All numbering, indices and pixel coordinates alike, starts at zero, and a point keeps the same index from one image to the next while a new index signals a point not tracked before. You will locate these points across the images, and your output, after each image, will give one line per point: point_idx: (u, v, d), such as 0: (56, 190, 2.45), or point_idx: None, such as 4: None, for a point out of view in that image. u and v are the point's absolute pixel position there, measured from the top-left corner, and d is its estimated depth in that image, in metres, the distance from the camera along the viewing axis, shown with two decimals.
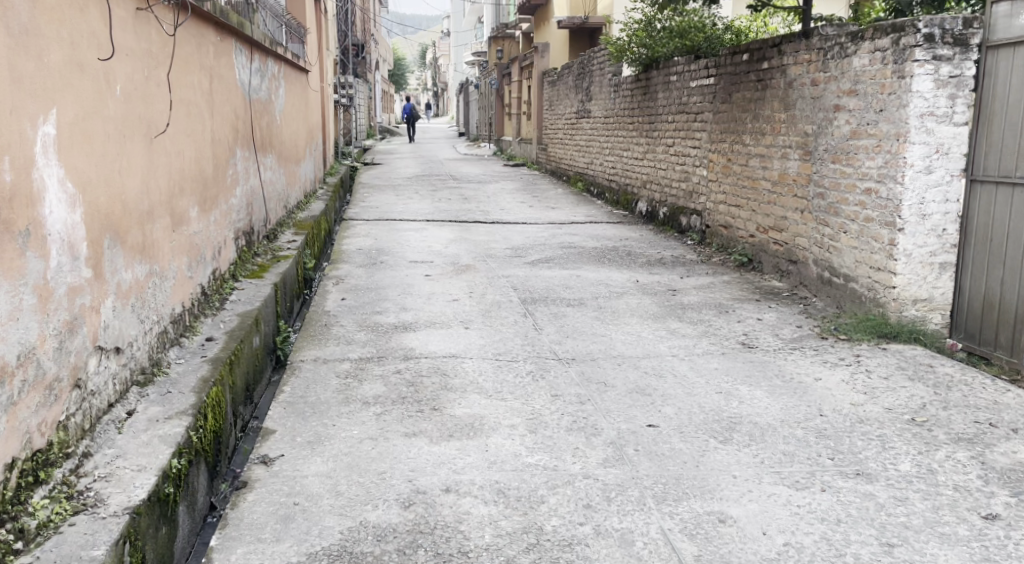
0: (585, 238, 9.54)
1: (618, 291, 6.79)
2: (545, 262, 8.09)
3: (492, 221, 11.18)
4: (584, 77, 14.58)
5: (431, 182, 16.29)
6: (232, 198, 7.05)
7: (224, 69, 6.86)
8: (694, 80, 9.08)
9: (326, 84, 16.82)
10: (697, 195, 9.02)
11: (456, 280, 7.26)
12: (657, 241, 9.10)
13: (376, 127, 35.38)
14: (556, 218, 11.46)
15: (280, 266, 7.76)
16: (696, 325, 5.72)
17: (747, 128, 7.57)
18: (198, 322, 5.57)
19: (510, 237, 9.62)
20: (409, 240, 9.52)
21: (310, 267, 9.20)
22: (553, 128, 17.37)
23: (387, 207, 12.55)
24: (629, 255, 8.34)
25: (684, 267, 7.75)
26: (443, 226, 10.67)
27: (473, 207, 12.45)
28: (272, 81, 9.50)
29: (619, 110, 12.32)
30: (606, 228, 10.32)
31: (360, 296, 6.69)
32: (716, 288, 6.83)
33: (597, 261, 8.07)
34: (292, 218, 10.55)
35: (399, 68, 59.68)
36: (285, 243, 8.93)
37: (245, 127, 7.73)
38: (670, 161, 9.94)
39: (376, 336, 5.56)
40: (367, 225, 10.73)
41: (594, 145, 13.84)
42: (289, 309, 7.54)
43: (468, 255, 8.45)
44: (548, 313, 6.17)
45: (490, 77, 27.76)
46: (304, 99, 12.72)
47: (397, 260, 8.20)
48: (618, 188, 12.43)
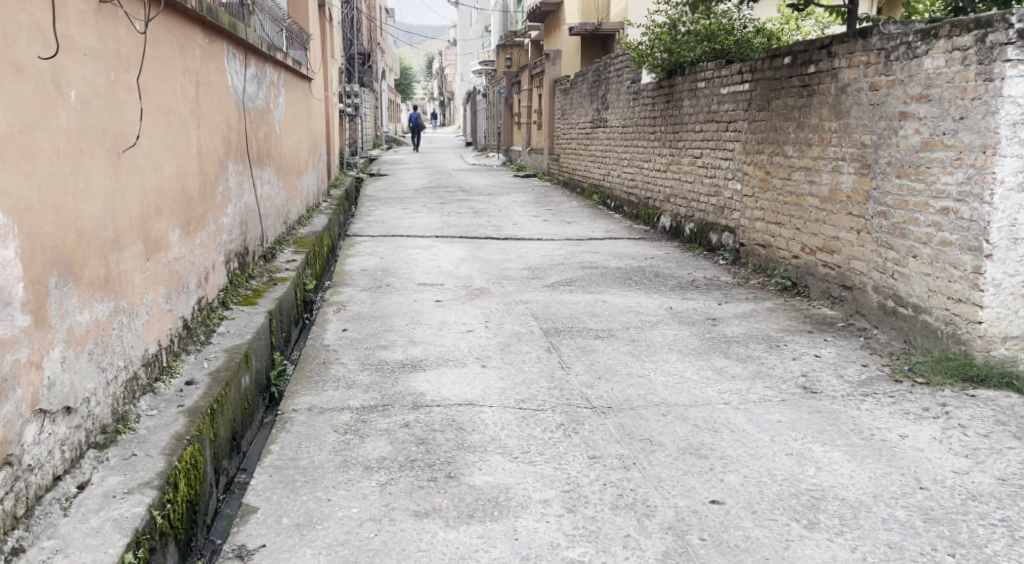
0: (607, 256, 8.83)
1: (650, 320, 6.09)
2: (566, 285, 7.40)
3: (505, 237, 10.49)
4: (600, 85, 13.92)
5: (438, 194, 15.59)
6: (223, 218, 6.36)
7: (214, 75, 6.20)
8: (725, 86, 8.41)
9: (330, 94, 16.17)
10: (729, 211, 8.32)
11: (470, 306, 6.57)
12: (686, 260, 8.41)
13: (382, 137, 34.69)
14: (574, 233, 10.77)
15: (276, 290, 7.07)
16: (746, 363, 5.02)
17: (789, 138, 6.89)
18: (178, 363, 4.89)
19: (526, 256, 8.92)
20: (418, 259, 8.83)
21: (312, 289, 8.53)
22: (566, 138, 16.69)
23: (393, 222, 11.87)
24: (657, 277, 7.64)
25: (720, 291, 7.04)
26: (453, 243, 9.98)
27: (484, 221, 11.76)
28: (271, 88, 8.85)
29: (639, 119, 11.64)
30: (629, 245, 9.62)
31: (364, 326, 6.00)
32: (760, 316, 6.13)
33: (624, 284, 7.37)
34: (293, 235, 9.87)
35: (406, 78, 59.17)
36: (284, 263, 8.26)
37: (239, 138, 7.07)
38: (698, 174, 9.25)
39: (382, 376, 4.88)
40: (372, 242, 10.05)
41: (611, 156, 13.14)
42: (286, 337, 6.86)
43: (482, 277, 7.76)
44: (575, 347, 5.48)
45: (498, 86, 27.08)
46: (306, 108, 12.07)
47: (405, 283, 7.51)
48: (638, 201, 11.74)
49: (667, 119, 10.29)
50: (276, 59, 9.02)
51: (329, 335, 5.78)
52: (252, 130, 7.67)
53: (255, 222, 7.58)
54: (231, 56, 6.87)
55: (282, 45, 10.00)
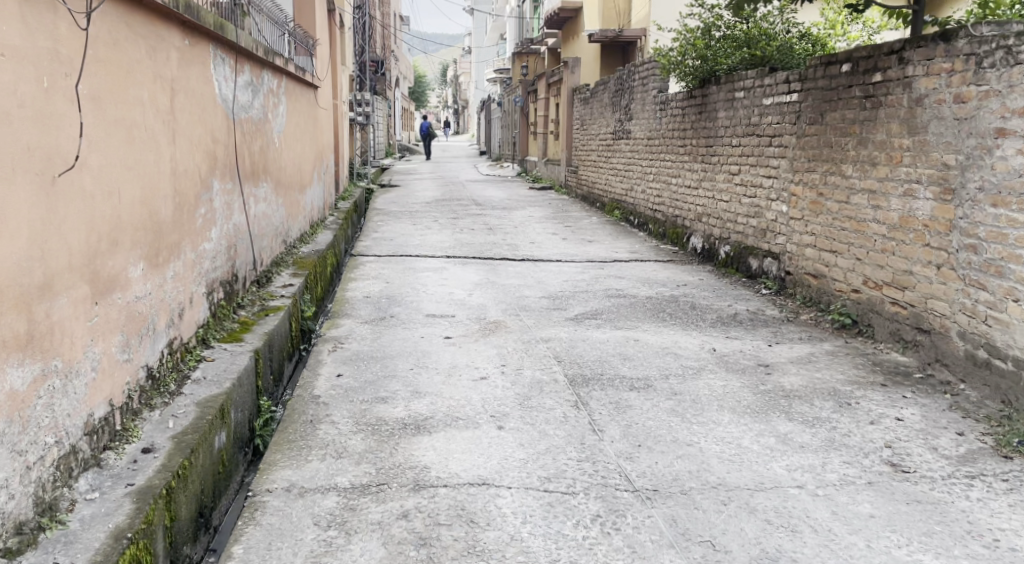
0: (636, 283, 8.03)
1: (692, 366, 5.30)
2: (592, 318, 6.60)
3: (522, 258, 9.70)
4: (623, 94, 13.12)
5: (451, 208, 14.82)
6: (206, 243, 5.56)
7: (198, 81, 5.41)
8: (768, 97, 7.61)
9: (339, 103, 15.43)
10: (773, 234, 7.52)
11: (483, 345, 5.77)
12: (725, 289, 7.63)
13: (394, 146, 33.94)
14: (596, 254, 9.97)
15: (267, 323, 6.26)
16: (814, 427, 4.22)
17: (850, 156, 6.12)
18: (138, 423, 4.10)
19: (546, 281, 8.13)
20: (426, 284, 8.04)
21: (310, 316, 7.78)
22: (585, 149, 15.90)
23: (401, 239, 11.10)
24: (695, 310, 6.83)
25: (767, 328, 6.23)
26: (466, 265, 9.20)
27: (499, 239, 10.98)
28: (270, 97, 8.09)
29: (666, 131, 10.85)
30: (657, 269, 8.81)
31: (363, 370, 5.22)
32: (821, 363, 5.32)
33: (657, 318, 6.58)
34: (292, 254, 9.12)
35: (419, 85, 58.54)
36: (279, 289, 7.50)
37: (229, 152, 6.27)
38: (735, 193, 8.45)
39: (379, 439, 4.09)
40: (378, 262, 9.28)
41: (634, 169, 12.34)
42: (277, 376, 6.09)
43: (497, 307, 6.97)
44: (606, 401, 4.69)
45: (513, 94, 26.32)
46: (312, 117, 11.31)
47: (410, 314, 6.72)
48: (665, 219, 10.93)
49: (700, 131, 9.49)
50: (276, 64, 8.27)
51: (322, 381, 5.00)
52: (245, 143, 6.89)
53: (246, 245, 6.77)
54: (221, 60, 6.08)
55: (285, 51, 9.27)
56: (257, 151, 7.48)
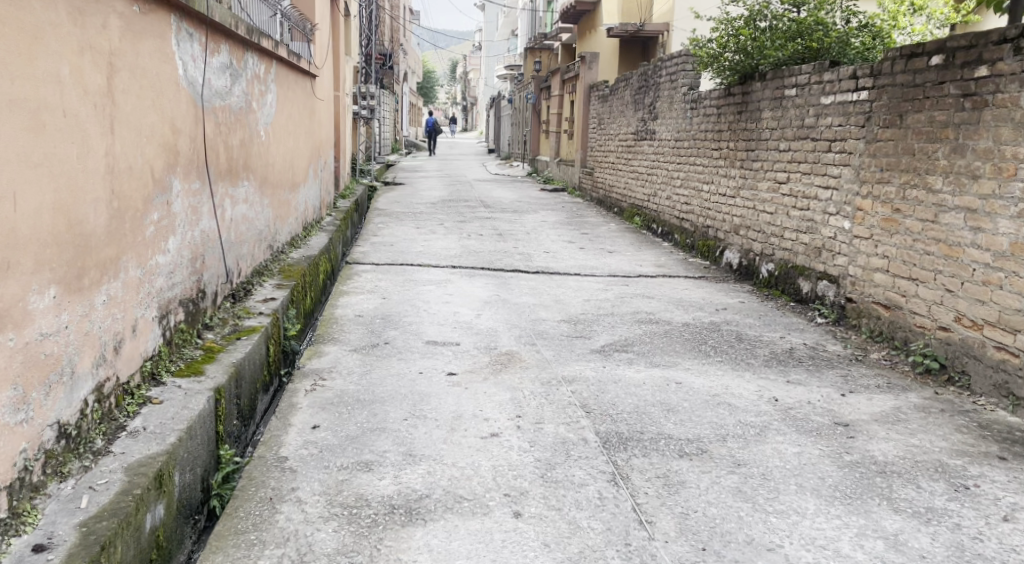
0: (668, 305, 7.03)
1: (752, 423, 4.30)
2: (621, 350, 5.61)
3: (537, 271, 8.69)
4: (647, 91, 12.10)
5: (458, 210, 13.82)
6: (160, 256, 4.55)
7: (153, 56, 4.40)
8: (829, 96, 6.62)
9: (342, 94, 14.43)
10: (832, 254, 6.53)
11: (494, 386, 4.78)
12: (772, 317, 6.64)
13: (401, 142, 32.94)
14: (619, 267, 8.97)
15: (240, 348, 5.28)
16: (931, 525, 3.29)
17: (939, 166, 5.17)
18: (38, 504, 3.12)
19: (565, 300, 7.13)
20: (429, 301, 7.04)
21: (294, 334, 6.78)
22: (602, 150, 14.90)
23: (402, 244, 10.10)
24: (742, 343, 5.84)
25: (833, 371, 5.23)
26: (473, 277, 8.20)
27: (510, 247, 9.98)
28: (256, 83, 7.07)
29: (697, 133, 9.86)
30: (689, 289, 7.80)
31: (347, 417, 4.24)
32: (912, 424, 4.32)
33: (699, 354, 5.58)
34: (278, 261, 8.12)
35: (428, 80, 57.55)
36: (259, 303, 6.50)
37: (197, 146, 5.26)
38: (783, 204, 7.46)
39: (357, 532, 3.14)
40: (374, 272, 8.29)
41: (658, 173, 11.34)
42: (248, 414, 5.10)
43: (508, 333, 5.97)
44: (653, 474, 3.70)
45: (524, 90, 25.29)
46: (309, 108, 10.28)
47: (408, 340, 5.73)
48: (693, 229, 9.92)
49: (738, 133, 8.50)
50: (265, 46, 7.26)
51: (294, 433, 4.01)
52: (221, 135, 5.90)
53: (219, 255, 5.77)
54: (189, 35, 5.08)
55: (277, 33, 8.26)
56: (238, 145, 6.45)
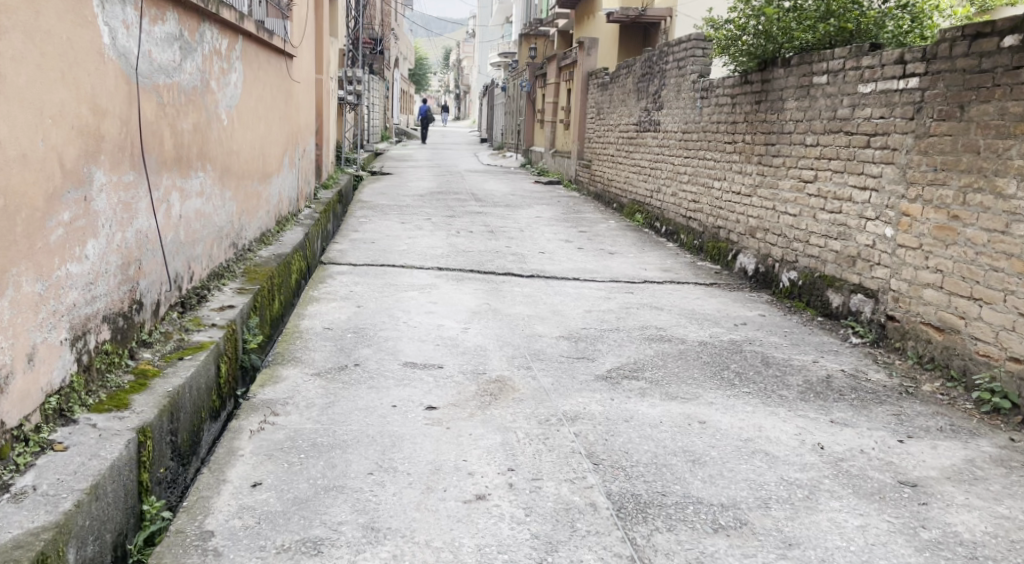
0: (680, 319, 6.22)
1: (798, 482, 3.49)
2: (631, 378, 4.80)
3: (531, 274, 7.86)
4: (651, 79, 11.28)
5: (447, 203, 12.98)
6: (72, 265, 3.74)
7: (60, 17, 3.55)
8: (869, 83, 5.81)
9: (325, 78, 13.54)
10: (870, 265, 5.73)
11: (481, 426, 3.96)
12: (800, 335, 5.83)
13: (391, 130, 31.99)
14: (622, 271, 8.15)
15: (179, 372, 4.44)
16: None
17: (1015, 165, 4.37)
18: None
19: (564, 311, 6.31)
20: (410, 309, 6.21)
21: (254, 347, 5.95)
22: (601, 141, 14.07)
23: (384, 242, 9.25)
24: (771, 370, 5.02)
25: (882, 408, 4.42)
26: (461, 282, 7.37)
27: (502, 247, 9.16)
28: (215, 59, 6.20)
29: (707, 125, 9.04)
30: (701, 299, 7.00)
31: (298, 470, 3.41)
32: (995, 486, 3.52)
33: (722, 383, 4.78)
34: (242, 261, 7.27)
35: (421, 67, 56.54)
36: (212, 312, 5.65)
37: (131, 130, 4.43)
38: (809, 206, 6.66)
39: None
40: (351, 274, 7.45)
41: (663, 167, 10.53)
42: (185, 451, 4.26)
43: (499, 354, 5.16)
44: (682, 560, 2.91)
45: (519, 79, 24.40)
46: (284, 90, 9.40)
47: (382, 362, 4.90)
48: (702, 229, 9.14)
49: (757, 126, 7.70)
50: (227, 17, 6.39)
51: (227, 494, 3.19)
52: (166, 119, 5.05)
53: (161, 259, 4.95)
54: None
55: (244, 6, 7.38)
56: (191, 129, 5.59)
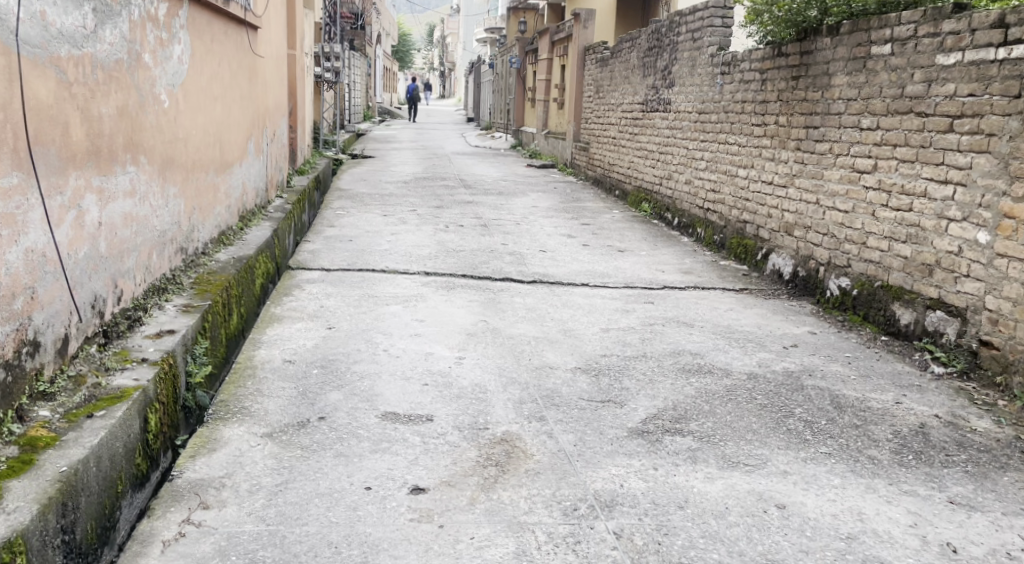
0: (717, 341, 5.17)
1: None
2: (674, 432, 3.75)
3: (533, 280, 6.79)
4: (659, 53, 10.22)
5: (434, 192, 11.88)
6: None
7: None
8: (952, 53, 4.78)
9: (299, 55, 12.41)
10: (954, 276, 4.70)
11: (487, 523, 2.91)
12: (868, 362, 4.79)
13: (374, 109, 30.73)
14: (637, 275, 7.09)
15: (83, 437, 3.36)
16: None
17: None
18: None
19: (578, 333, 5.26)
20: (392, 331, 5.15)
21: (202, 381, 4.85)
22: (600, 122, 13.01)
23: (364, 240, 8.15)
24: (848, 417, 3.98)
25: (1008, 476, 3.40)
26: (452, 292, 6.30)
27: (497, 245, 8.10)
28: (149, 26, 5.07)
29: (732, 105, 7.98)
30: (734, 312, 5.95)
31: None
32: None
33: (790, 437, 3.74)
34: (194, 270, 6.16)
35: (405, 45, 55.12)
36: (146, 342, 4.54)
37: (12, 116, 3.34)
38: (865, 201, 5.62)
39: None
40: (322, 283, 6.36)
41: (676, 152, 9.50)
42: (88, 548, 3.20)
43: (503, 398, 4.11)
44: None
45: (507, 54, 23.22)
46: (247, 67, 8.24)
47: (355, 413, 3.84)
48: (724, 222, 8.11)
49: (794, 105, 6.66)
50: None
51: None
52: (75, 102, 3.95)
53: (67, 283, 3.87)
54: None
55: None
56: (115, 114, 4.49)
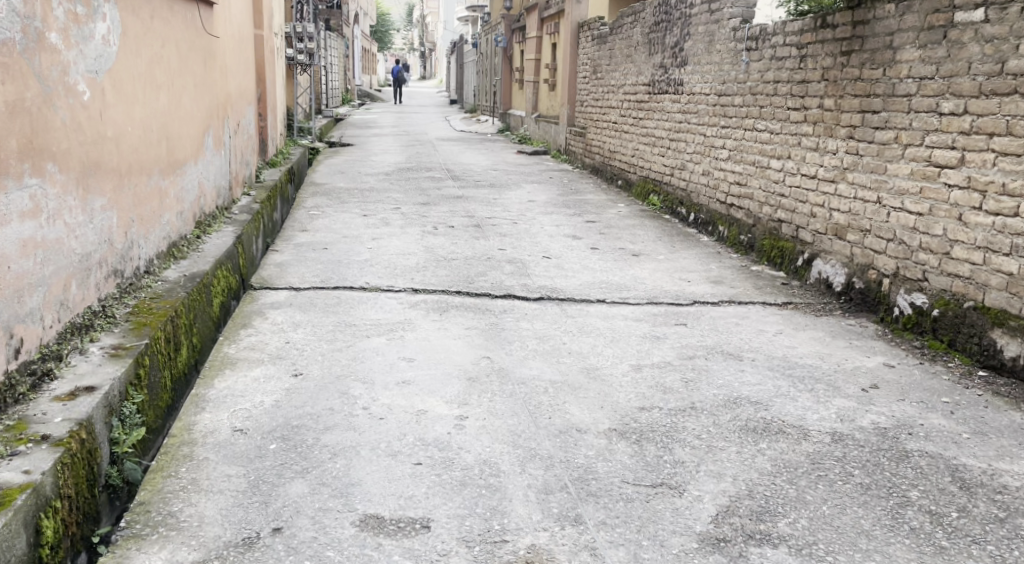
0: (777, 381, 4.17)
1: None
2: (761, 541, 2.77)
3: (539, 297, 5.79)
4: (667, 28, 9.24)
5: (419, 184, 10.84)
6: None
7: None
8: None
9: (269, 37, 11.33)
10: None
11: None
12: (974, 410, 3.81)
13: (352, 93, 29.46)
14: (660, 287, 6.08)
15: None
16: None
17: None
18: None
19: (604, 374, 4.26)
20: (376, 378, 4.15)
21: (133, 449, 3.80)
22: (597, 105, 12.01)
23: (341, 247, 7.11)
24: (982, 504, 3.00)
25: None
26: (446, 317, 5.29)
27: (494, 251, 7.08)
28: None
29: (761, 86, 6.98)
30: (785, 337, 4.94)
31: None
32: None
33: (918, 544, 2.76)
34: (132, 296, 5.08)
35: (384, 25, 53.82)
36: (53, 407, 3.47)
37: None
38: (948, 202, 4.64)
39: None
40: (289, 307, 5.32)
41: (689, 138, 8.52)
42: None
43: (521, 484, 3.11)
44: None
45: (492, 33, 22.08)
46: (202, 50, 7.21)
47: (324, 519, 2.83)
48: (751, 221, 7.13)
49: (843, 86, 5.70)
50: None
51: None
52: None
53: None
54: None
55: None
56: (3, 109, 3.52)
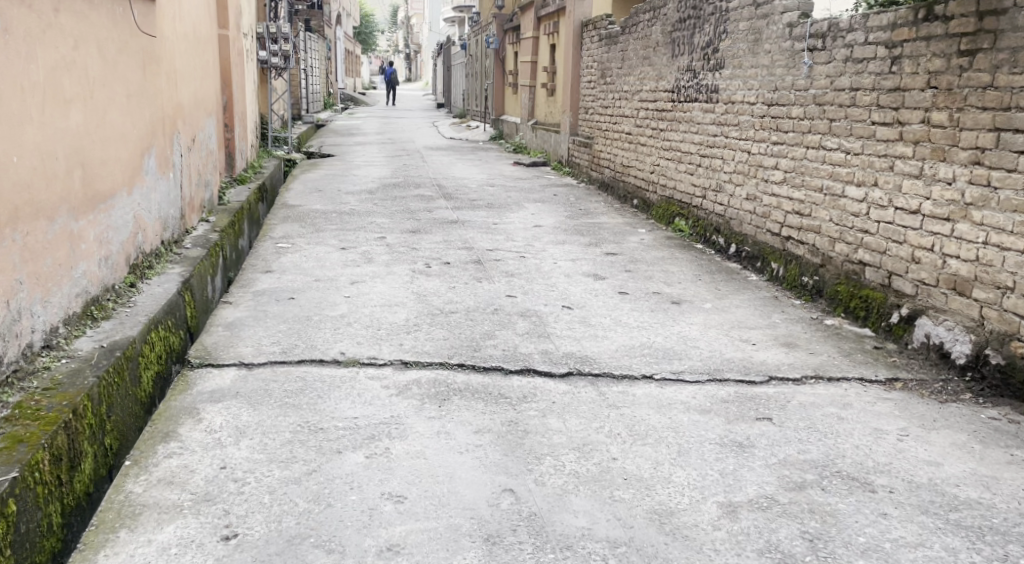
0: (946, 540, 2.86)
1: None
2: None
3: (566, 372, 4.43)
4: (695, 26, 7.91)
5: (407, 205, 9.47)
6: None
7: None
8: None
9: (235, 38, 9.91)
10: None
11: None
12: None
13: (334, 93, 28.00)
14: (719, 356, 4.70)
15: None
16: None
17: None
18: None
19: (684, 524, 2.92)
20: (353, 539, 2.81)
21: None
22: (605, 113, 10.68)
23: (311, 297, 5.73)
24: None
25: None
26: (447, 409, 3.91)
27: (501, 300, 5.71)
28: None
29: (830, 93, 5.63)
30: (917, 445, 3.56)
31: None
32: None
33: None
34: (15, 390, 3.69)
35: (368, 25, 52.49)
36: None
37: None
38: None
39: None
40: (233, 401, 3.92)
41: (727, 154, 7.18)
42: None
43: None
44: None
45: (483, 34, 20.75)
46: (139, 52, 5.82)
47: None
48: (818, 259, 5.78)
49: (963, 94, 4.37)
50: None
51: None
52: None
53: None
54: None
55: None
56: None
